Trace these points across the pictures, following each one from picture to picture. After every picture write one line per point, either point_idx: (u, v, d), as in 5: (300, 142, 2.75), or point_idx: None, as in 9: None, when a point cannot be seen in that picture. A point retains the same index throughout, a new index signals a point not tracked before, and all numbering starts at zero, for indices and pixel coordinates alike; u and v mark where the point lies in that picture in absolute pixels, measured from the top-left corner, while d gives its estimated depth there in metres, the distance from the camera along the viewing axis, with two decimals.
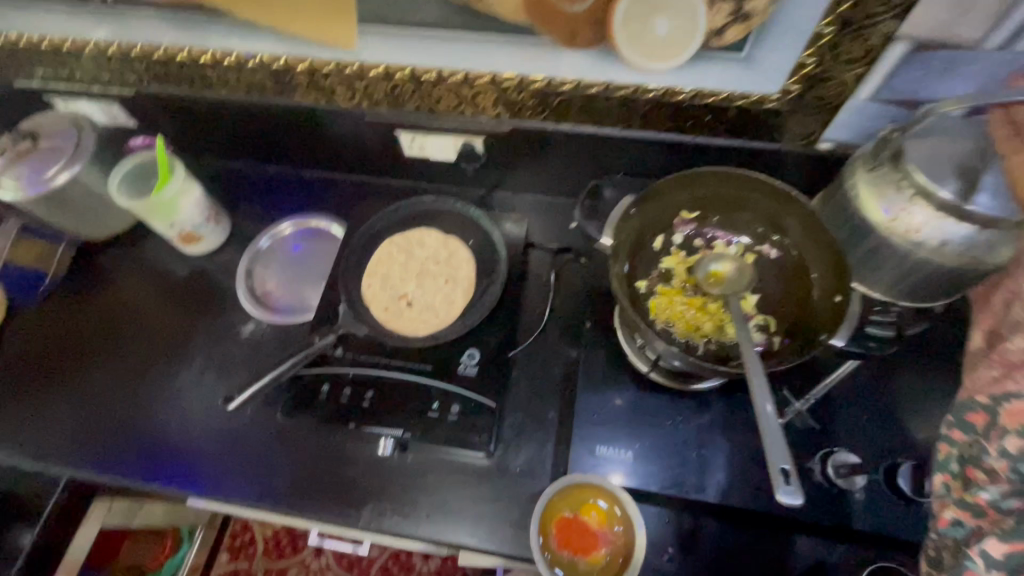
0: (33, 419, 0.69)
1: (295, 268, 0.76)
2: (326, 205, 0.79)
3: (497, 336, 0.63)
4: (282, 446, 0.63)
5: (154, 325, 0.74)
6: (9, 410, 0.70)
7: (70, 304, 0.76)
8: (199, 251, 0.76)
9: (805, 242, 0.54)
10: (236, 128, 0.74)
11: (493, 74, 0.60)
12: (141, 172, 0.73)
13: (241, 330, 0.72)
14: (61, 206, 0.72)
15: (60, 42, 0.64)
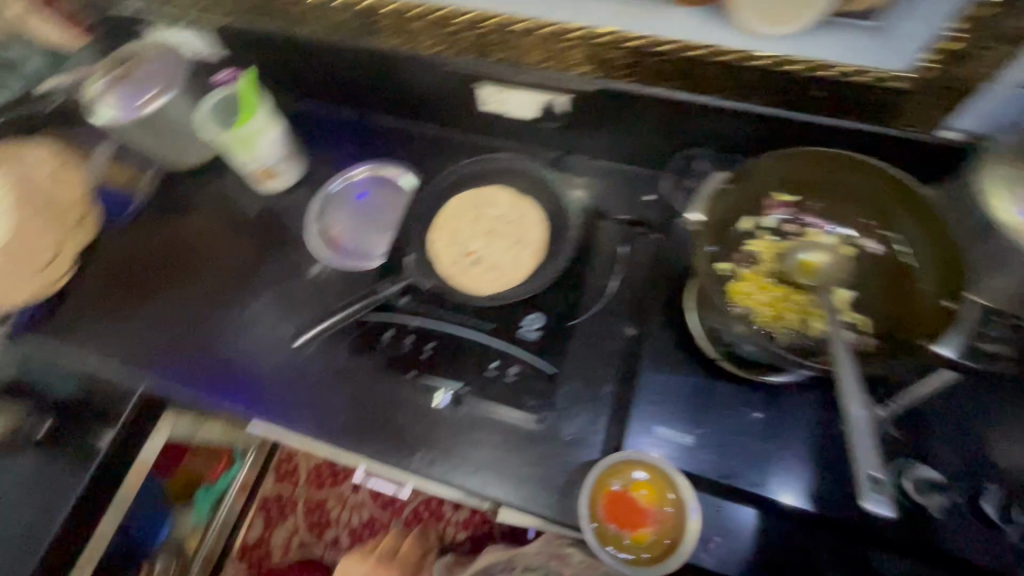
0: (118, 332, 0.75)
1: (363, 212, 0.76)
2: (398, 154, 0.79)
3: (560, 303, 0.62)
4: (341, 385, 0.65)
5: (228, 255, 0.77)
6: (99, 320, 0.76)
7: (153, 227, 0.80)
8: (273, 188, 0.78)
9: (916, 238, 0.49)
10: (317, 68, 0.74)
11: (588, 28, 0.57)
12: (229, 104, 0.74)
13: (309, 271, 0.73)
14: (154, 132, 0.75)
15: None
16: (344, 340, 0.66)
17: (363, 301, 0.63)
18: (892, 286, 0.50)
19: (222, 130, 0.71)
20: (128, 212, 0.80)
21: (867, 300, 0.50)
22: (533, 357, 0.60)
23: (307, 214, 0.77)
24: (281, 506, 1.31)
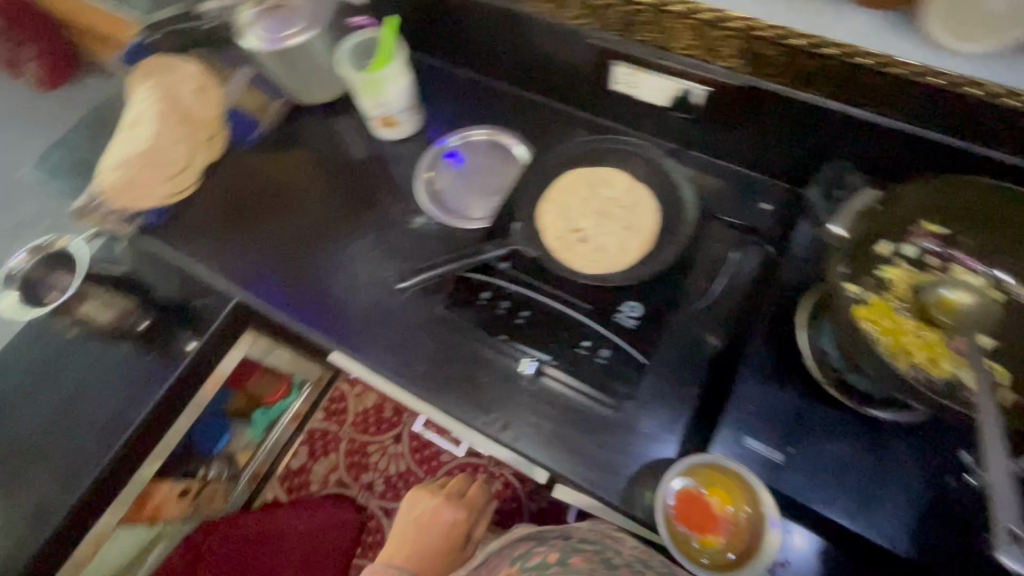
0: (228, 246, 0.79)
1: (473, 172, 0.77)
2: (514, 122, 0.79)
3: (663, 296, 0.60)
4: (428, 335, 0.67)
5: (339, 193, 0.80)
6: (212, 232, 0.80)
7: (272, 156, 0.84)
8: (391, 137, 0.80)
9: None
10: (454, 26, 0.75)
11: (750, 21, 0.54)
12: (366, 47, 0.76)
13: (412, 222, 0.75)
14: (291, 64, 0.78)
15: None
16: (442, 290, 0.68)
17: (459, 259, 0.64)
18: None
19: (354, 70, 0.73)
20: (252, 137, 0.85)
21: (1015, 351, 0.44)
22: (626, 344, 0.59)
23: (421, 165, 0.78)
24: (325, 441, 1.36)
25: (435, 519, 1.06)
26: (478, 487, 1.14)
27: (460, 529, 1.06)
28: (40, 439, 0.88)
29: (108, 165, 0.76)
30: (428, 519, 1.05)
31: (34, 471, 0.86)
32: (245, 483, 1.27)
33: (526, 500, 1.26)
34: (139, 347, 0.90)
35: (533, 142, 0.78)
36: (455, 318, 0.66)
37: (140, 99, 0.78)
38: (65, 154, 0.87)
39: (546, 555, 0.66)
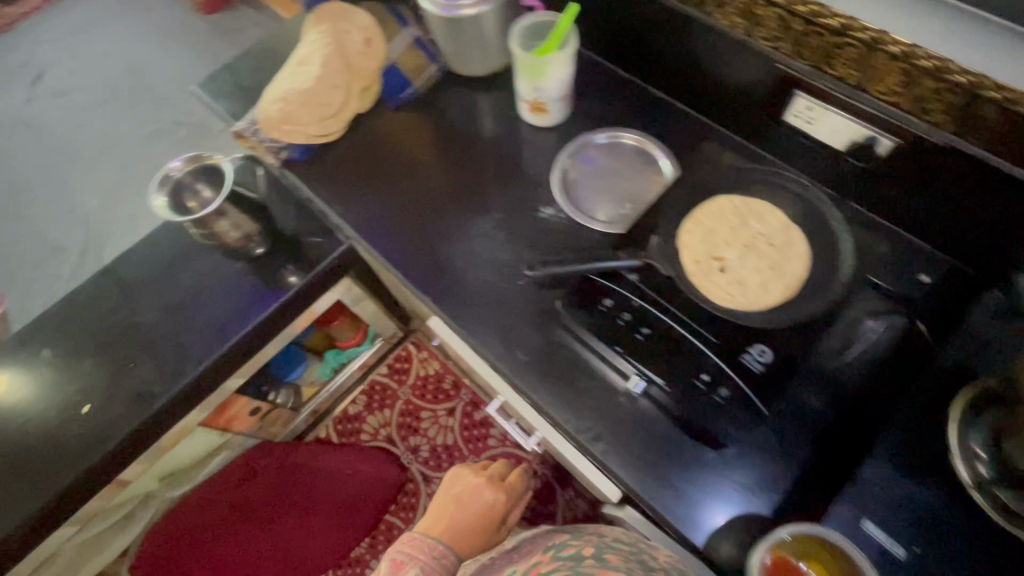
0: (359, 197, 0.81)
1: (612, 175, 0.75)
2: (664, 134, 0.77)
3: (796, 346, 0.57)
4: (537, 328, 0.67)
5: (474, 167, 0.80)
6: (346, 180, 0.83)
7: (416, 117, 0.85)
8: (537, 122, 0.80)
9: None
10: (630, 26, 0.74)
11: (974, 79, 0.49)
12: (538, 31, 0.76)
13: (541, 211, 0.75)
14: (460, 31, 0.78)
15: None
16: (563, 286, 0.67)
17: (583, 263, 0.62)
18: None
19: (520, 49, 0.72)
20: (401, 97, 0.85)
21: None
22: (749, 387, 0.56)
23: (564, 155, 0.77)
24: (383, 395, 1.40)
25: (476, 496, 1.07)
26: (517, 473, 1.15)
27: (497, 513, 1.07)
28: (151, 332, 0.95)
29: (271, 96, 0.80)
30: (470, 496, 1.06)
31: (140, 360, 0.93)
32: (303, 418, 1.32)
33: (562, 505, 1.27)
34: (257, 270, 0.98)
35: (680, 157, 0.75)
36: (571, 320, 0.65)
37: (310, 42, 0.82)
38: (231, 77, 0.93)
39: (581, 549, 0.61)
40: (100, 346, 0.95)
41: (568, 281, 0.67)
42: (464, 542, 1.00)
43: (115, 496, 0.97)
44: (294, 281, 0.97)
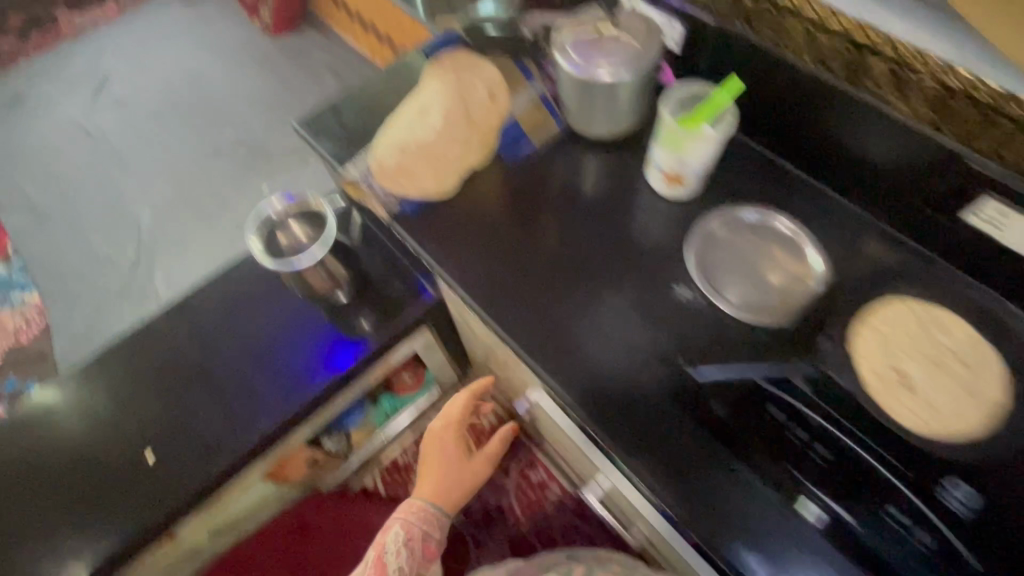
0: (470, 257, 0.75)
1: (756, 257, 0.69)
2: (808, 219, 0.72)
3: (1005, 487, 0.50)
4: (676, 424, 0.60)
5: (594, 235, 0.75)
6: (460, 240, 0.76)
7: (531, 175, 0.80)
8: (670, 195, 0.75)
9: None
10: (783, 105, 0.70)
11: None
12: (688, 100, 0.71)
13: (672, 288, 0.70)
14: (592, 94, 0.74)
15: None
16: (722, 395, 0.61)
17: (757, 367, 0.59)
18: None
19: (674, 116, 0.68)
20: (515, 153, 0.81)
21: None
22: (955, 533, 0.51)
23: (704, 234, 0.72)
24: None
25: (434, 443, 1.05)
26: (470, 393, 1.05)
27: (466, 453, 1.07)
28: (223, 378, 0.91)
29: (387, 144, 0.78)
30: (429, 446, 1.05)
31: (207, 407, 0.89)
32: (352, 465, 1.25)
33: None
34: (343, 319, 0.94)
35: (825, 245, 0.69)
36: (732, 424, 0.58)
37: (429, 91, 0.78)
38: (333, 115, 0.89)
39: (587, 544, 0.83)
40: (170, 387, 0.91)
41: (733, 385, 0.61)
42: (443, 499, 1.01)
43: (166, 552, 0.91)
44: (365, 326, 0.93)
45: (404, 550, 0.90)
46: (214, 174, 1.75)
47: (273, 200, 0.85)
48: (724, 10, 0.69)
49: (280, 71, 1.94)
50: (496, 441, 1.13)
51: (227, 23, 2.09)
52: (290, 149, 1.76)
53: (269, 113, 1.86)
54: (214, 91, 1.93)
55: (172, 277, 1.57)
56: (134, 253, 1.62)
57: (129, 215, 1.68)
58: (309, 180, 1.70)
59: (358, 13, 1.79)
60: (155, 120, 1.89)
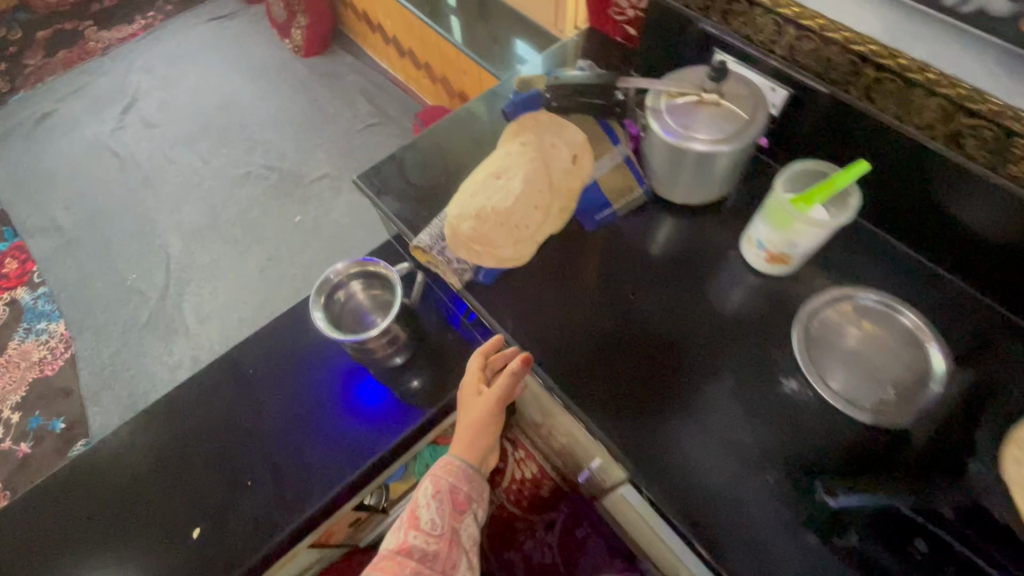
0: (553, 335, 0.70)
1: (869, 349, 0.64)
2: (919, 304, 0.67)
3: None
4: (794, 545, 0.57)
5: (684, 312, 0.70)
6: (543, 317, 0.72)
7: (615, 247, 0.75)
8: (766, 270, 0.71)
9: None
10: (896, 183, 0.65)
11: None
12: (801, 175, 0.65)
13: (782, 384, 0.64)
14: (687, 162, 0.68)
15: (844, 30, 0.61)
16: (860, 526, 0.56)
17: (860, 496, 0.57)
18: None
19: (782, 192, 0.64)
20: (597, 219, 0.76)
21: None
22: None
23: (811, 316, 0.67)
24: None
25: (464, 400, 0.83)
26: (484, 357, 0.77)
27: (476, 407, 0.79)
28: (276, 443, 0.86)
29: (462, 210, 0.71)
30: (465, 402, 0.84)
31: (258, 478, 0.83)
32: None
33: None
34: (399, 380, 0.89)
35: (943, 334, 0.64)
36: (873, 560, 0.55)
37: (507, 153, 0.73)
38: (394, 169, 0.84)
39: None
40: (217, 452, 0.86)
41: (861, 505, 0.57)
42: (467, 451, 0.81)
43: None
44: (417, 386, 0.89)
45: (433, 504, 0.79)
46: (245, 200, 1.71)
47: (335, 263, 0.78)
48: (838, 76, 0.64)
49: (311, 94, 1.91)
50: (500, 382, 0.74)
51: (256, 44, 2.06)
52: (324, 176, 1.73)
53: (300, 138, 1.82)
54: (244, 114, 1.89)
55: (202, 309, 1.53)
56: (164, 282, 1.58)
57: (160, 243, 1.65)
58: (342, 209, 1.66)
59: (392, 38, 1.75)
60: (184, 143, 1.85)
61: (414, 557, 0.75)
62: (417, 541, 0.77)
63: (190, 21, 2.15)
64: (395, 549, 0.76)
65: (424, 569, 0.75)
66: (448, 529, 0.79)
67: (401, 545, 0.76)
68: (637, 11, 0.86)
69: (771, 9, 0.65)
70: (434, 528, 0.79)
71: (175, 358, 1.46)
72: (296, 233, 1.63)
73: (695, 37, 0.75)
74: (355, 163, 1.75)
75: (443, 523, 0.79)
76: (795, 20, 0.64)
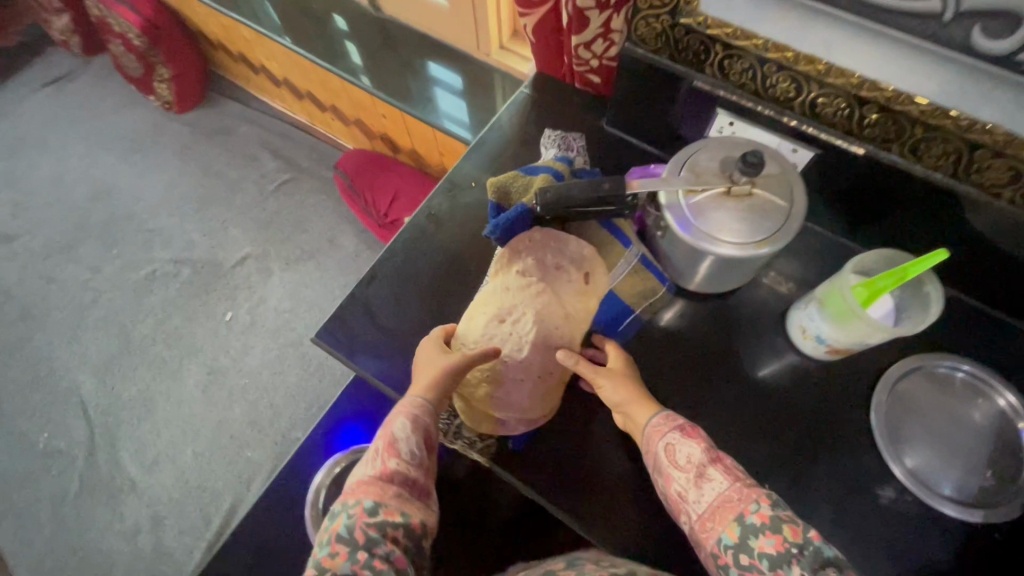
0: (587, 481, 0.61)
1: (959, 431, 0.59)
2: (987, 362, 0.62)
3: None
4: None
5: (751, 422, 0.62)
6: (596, 470, 0.61)
7: (658, 361, 0.66)
8: (826, 357, 0.63)
9: (633, 369, 0.60)
10: (951, 237, 0.59)
11: None
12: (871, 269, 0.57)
13: (880, 495, 0.58)
14: (718, 262, 0.58)
15: (884, 87, 0.50)
16: None
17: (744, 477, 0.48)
18: (629, 398, 0.56)
19: (845, 277, 0.56)
20: (621, 330, 0.65)
21: None
22: None
23: (900, 398, 0.61)
24: None
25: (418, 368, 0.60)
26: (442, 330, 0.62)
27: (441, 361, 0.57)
28: None
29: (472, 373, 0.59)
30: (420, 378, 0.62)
31: None
32: None
33: None
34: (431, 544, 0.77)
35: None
36: None
37: (508, 288, 0.59)
38: (366, 316, 0.69)
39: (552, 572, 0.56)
40: None
41: None
42: (442, 393, 0.56)
43: None
44: (455, 543, 0.77)
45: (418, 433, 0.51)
46: (159, 307, 1.45)
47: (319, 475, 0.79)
48: (875, 133, 0.54)
49: (202, 159, 1.62)
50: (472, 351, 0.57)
51: (115, 107, 1.71)
52: (245, 258, 1.49)
53: (203, 217, 1.55)
54: (126, 200, 1.58)
55: (144, 455, 1.30)
56: (87, 435, 1.33)
57: (68, 386, 1.38)
58: (280, 294, 1.44)
59: (284, 80, 1.49)
60: (59, 251, 1.53)
61: (399, 487, 0.49)
62: (403, 469, 0.50)
63: (19, 91, 1.75)
64: (373, 476, 0.49)
65: (409, 501, 0.49)
66: (430, 459, 0.53)
67: (378, 472, 0.49)
68: (604, 63, 0.71)
69: (786, 67, 0.53)
70: (416, 457, 0.51)
71: (129, 523, 1.24)
72: (232, 336, 1.40)
73: (695, 97, 0.63)
74: (278, 234, 1.51)
75: (427, 453, 0.52)
76: (819, 78, 0.53)
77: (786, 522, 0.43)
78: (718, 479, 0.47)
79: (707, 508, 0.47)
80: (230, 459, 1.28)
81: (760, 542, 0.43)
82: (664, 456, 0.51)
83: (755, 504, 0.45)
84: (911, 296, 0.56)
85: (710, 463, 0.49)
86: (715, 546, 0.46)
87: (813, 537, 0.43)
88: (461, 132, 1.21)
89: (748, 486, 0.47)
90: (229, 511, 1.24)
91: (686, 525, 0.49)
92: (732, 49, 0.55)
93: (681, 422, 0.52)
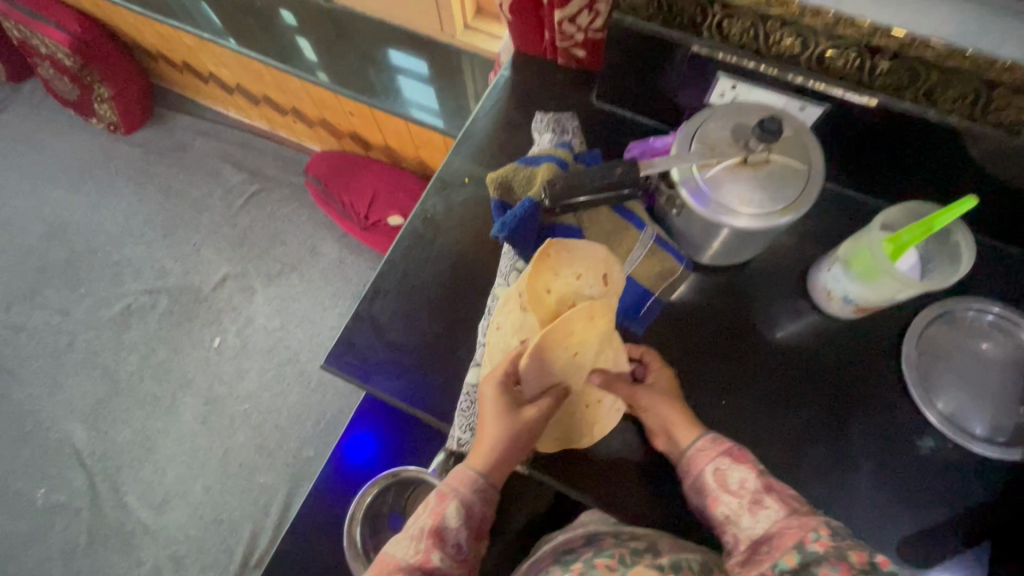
0: (633, 476, 0.59)
1: (990, 371, 0.59)
2: (1005, 299, 0.63)
3: None
4: None
5: (785, 388, 0.62)
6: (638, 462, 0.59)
7: (683, 340, 0.64)
8: (849, 316, 0.62)
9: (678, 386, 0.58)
10: (964, 180, 0.58)
11: None
12: (896, 224, 0.56)
13: (920, 445, 0.59)
14: (737, 233, 0.56)
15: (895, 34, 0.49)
16: None
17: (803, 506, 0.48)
18: (670, 417, 0.55)
19: (873, 233, 0.54)
20: (641, 315, 0.63)
21: None
22: None
23: (928, 346, 0.61)
24: None
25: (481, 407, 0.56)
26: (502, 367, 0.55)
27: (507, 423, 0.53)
28: None
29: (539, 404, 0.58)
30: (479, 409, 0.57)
31: None
32: None
33: None
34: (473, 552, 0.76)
35: None
36: None
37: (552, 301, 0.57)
38: (375, 334, 0.65)
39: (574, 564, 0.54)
40: None
41: None
42: (503, 470, 0.53)
43: None
44: (496, 547, 0.76)
45: (467, 527, 0.51)
46: (141, 342, 1.38)
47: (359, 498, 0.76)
48: (886, 82, 0.53)
49: (160, 180, 1.52)
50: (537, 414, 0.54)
51: (54, 135, 1.59)
52: (224, 279, 1.42)
53: (172, 241, 1.47)
54: (85, 234, 1.49)
55: (151, 497, 1.25)
56: (87, 485, 1.27)
57: (57, 438, 1.31)
58: (267, 311, 1.38)
59: (236, 86, 1.39)
60: (21, 298, 1.44)
61: None
62: (443, 564, 0.50)
63: None
64: (412, 564, 0.49)
65: None
66: (475, 546, 0.53)
67: (420, 561, 0.49)
68: (589, 35, 0.67)
69: (793, 21, 0.52)
70: (460, 549, 0.51)
71: (148, 567, 1.21)
72: (223, 362, 1.35)
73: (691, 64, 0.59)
74: (255, 250, 1.44)
75: (473, 543, 0.52)
76: (828, 30, 0.51)
77: (850, 549, 0.43)
78: (773, 507, 0.47)
79: (763, 533, 0.47)
80: (243, 487, 1.25)
81: (822, 567, 0.42)
82: (712, 479, 0.51)
83: (814, 532, 0.44)
84: (936, 248, 0.56)
85: (764, 491, 0.48)
86: (768, 569, 0.45)
87: (880, 562, 0.42)
88: (435, 121, 1.15)
89: (804, 514, 0.46)
90: (250, 540, 1.21)
91: (730, 545, 0.49)
92: (733, 7, 0.53)
93: (728, 446, 0.52)
